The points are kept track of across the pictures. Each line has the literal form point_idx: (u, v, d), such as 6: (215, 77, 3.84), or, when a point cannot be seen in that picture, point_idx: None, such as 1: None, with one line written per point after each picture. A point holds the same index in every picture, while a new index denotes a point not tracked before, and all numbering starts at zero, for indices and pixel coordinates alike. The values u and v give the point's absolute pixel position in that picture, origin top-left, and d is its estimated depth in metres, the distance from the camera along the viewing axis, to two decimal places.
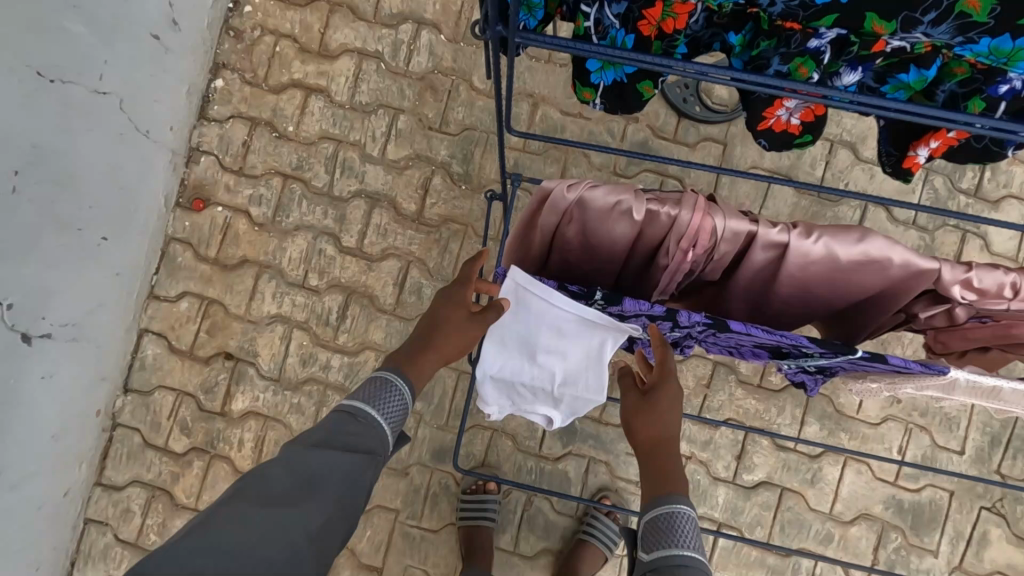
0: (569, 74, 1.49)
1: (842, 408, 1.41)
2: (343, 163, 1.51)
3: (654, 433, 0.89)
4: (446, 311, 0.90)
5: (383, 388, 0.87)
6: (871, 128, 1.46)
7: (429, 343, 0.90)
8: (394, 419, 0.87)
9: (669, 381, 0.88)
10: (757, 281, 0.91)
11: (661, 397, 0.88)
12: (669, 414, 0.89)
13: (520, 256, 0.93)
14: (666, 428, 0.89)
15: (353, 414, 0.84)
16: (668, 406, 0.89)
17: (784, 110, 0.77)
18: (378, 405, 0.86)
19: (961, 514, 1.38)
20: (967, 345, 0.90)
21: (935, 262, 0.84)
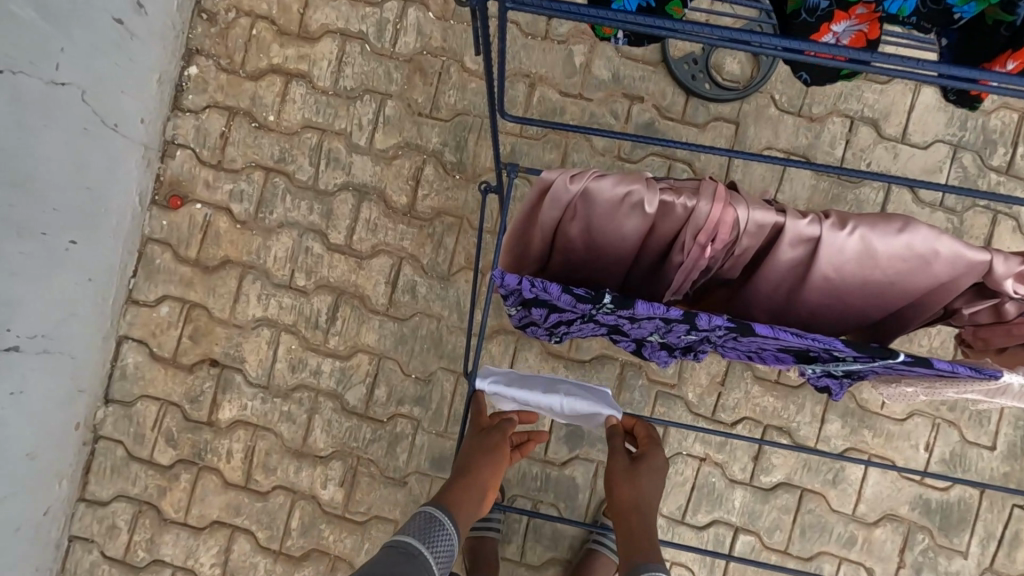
0: (568, 52, 1.39)
1: (864, 404, 1.33)
2: (329, 154, 1.41)
3: (639, 497, 0.92)
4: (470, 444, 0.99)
5: (432, 522, 0.90)
6: (895, 103, 1.36)
7: (466, 478, 0.96)
8: (441, 559, 0.88)
9: (653, 451, 0.96)
10: (784, 282, 0.81)
11: (647, 462, 0.95)
12: (652, 483, 0.94)
13: (519, 257, 0.84)
14: (650, 496, 0.92)
15: (408, 550, 0.85)
16: (651, 477, 0.94)
17: (833, 34, 0.67)
18: (429, 543, 0.88)
19: (992, 513, 1.31)
20: (1010, 342, 0.81)
21: (986, 253, 0.74)
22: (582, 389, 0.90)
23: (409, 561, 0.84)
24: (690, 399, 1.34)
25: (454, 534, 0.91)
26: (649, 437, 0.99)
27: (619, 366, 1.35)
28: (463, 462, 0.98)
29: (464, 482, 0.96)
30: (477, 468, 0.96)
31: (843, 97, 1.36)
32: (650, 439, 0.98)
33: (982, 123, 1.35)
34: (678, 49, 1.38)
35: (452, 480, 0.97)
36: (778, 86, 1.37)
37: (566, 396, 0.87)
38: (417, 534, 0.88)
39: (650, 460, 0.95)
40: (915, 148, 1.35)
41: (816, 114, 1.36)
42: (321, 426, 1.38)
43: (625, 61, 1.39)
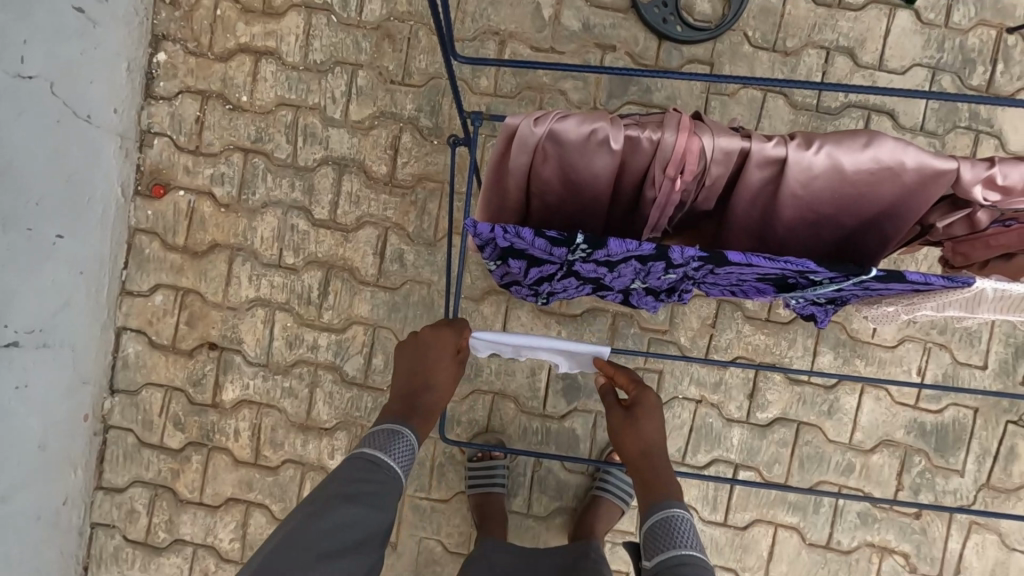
0: (536, 6, 1.37)
1: (856, 334, 1.34)
2: (305, 130, 1.40)
3: (646, 440, 0.95)
4: (432, 351, 0.96)
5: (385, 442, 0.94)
6: (871, 29, 1.33)
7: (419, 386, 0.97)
8: (406, 465, 0.95)
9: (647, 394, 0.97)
10: (757, 207, 0.82)
11: (641, 404, 0.96)
12: (654, 422, 0.96)
13: (496, 206, 0.85)
14: (653, 435, 0.96)
15: (375, 462, 0.92)
16: (648, 417, 0.96)
17: None
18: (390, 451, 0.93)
19: (987, 431, 1.33)
20: (989, 253, 0.85)
21: (953, 161, 0.75)
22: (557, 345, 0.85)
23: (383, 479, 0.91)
24: (682, 342, 1.36)
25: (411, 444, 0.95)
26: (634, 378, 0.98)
27: (611, 317, 1.37)
28: (417, 367, 0.97)
29: (412, 395, 0.97)
30: (434, 382, 0.97)
31: (817, 28, 1.34)
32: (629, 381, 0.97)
33: (960, 43, 1.33)
34: None
35: (401, 388, 0.99)
36: (752, 22, 1.35)
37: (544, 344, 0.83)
38: (381, 444, 0.93)
39: (645, 402, 0.97)
40: (893, 74, 1.34)
41: (791, 48, 1.34)
42: (323, 399, 1.40)
43: (594, 10, 1.36)
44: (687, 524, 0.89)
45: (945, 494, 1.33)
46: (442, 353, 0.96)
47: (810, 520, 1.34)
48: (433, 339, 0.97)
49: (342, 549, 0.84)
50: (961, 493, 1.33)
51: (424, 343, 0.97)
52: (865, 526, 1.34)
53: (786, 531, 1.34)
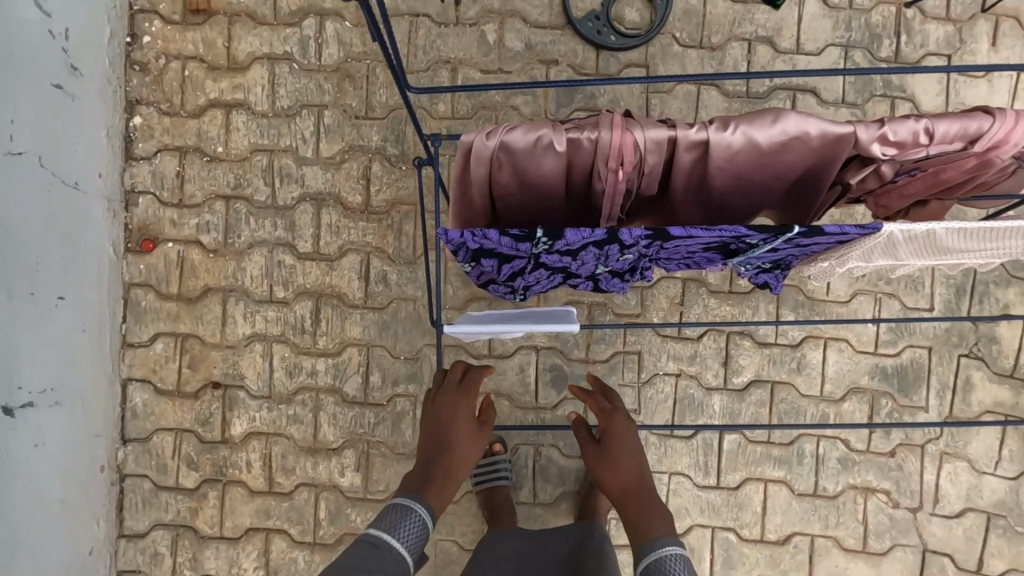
0: (480, 33, 1.49)
1: (812, 294, 1.45)
2: (281, 172, 1.50)
3: (626, 464, 1.13)
4: (450, 415, 1.12)
5: (404, 506, 1.05)
6: (784, 18, 1.47)
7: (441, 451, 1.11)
8: (412, 544, 1.04)
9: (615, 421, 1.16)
10: (693, 185, 0.93)
11: (612, 432, 1.15)
12: (628, 446, 1.14)
13: (465, 215, 0.96)
14: (631, 459, 1.13)
15: (376, 544, 1.01)
16: (623, 443, 1.14)
17: None
18: (398, 531, 1.03)
19: (943, 367, 1.44)
20: (905, 202, 0.98)
21: (850, 125, 0.86)
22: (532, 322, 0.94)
23: (382, 561, 0.99)
24: (655, 322, 1.46)
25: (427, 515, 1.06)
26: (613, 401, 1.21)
27: (587, 308, 1.46)
28: (438, 430, 1.11)
29: (432, 453, 1.11)
30: (453, 443, 1.12)
31: (736, 23, 1.47)
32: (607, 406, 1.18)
33: (865, 21, 1.47)
34: (579, 9, 1.48)
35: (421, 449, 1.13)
36: (677, 25, 1.48)
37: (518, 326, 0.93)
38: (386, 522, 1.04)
39: (615, 430, 1.15)
40: (810, 56, 1.47)
41: (716, 43, 1.48)
42: (327, 421, 1.47)
43: (534, 30, 1.49)
44: (681, 563, 1.01)
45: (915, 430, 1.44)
46: (460, 415, 1.13)
47: (795, 472, 1.44)
48: (451, 402, 1.13)
49: None
50: (928, 427, 1.44)
51: (443, 407, 1.13)
52: (846, 470, 1.44)
53: (775, 485, 1.44)
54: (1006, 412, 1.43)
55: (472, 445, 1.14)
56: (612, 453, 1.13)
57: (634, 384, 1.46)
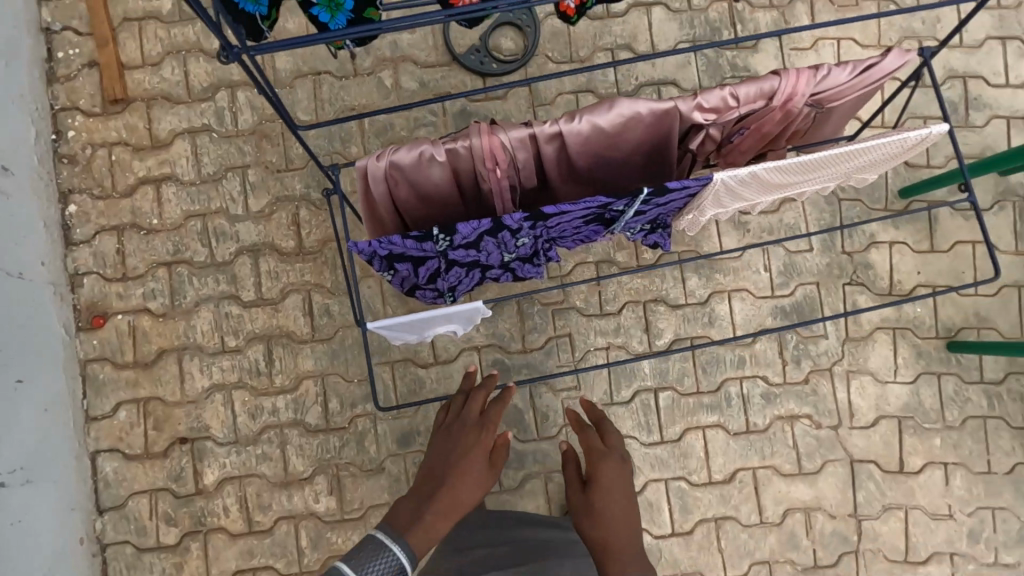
0: (378, 79, 1.67)
1: (709, 255, 1.63)
2: (215, 232, 1.62)
3: (608, 515, 1.23)
4: (465, 443, 1.21)
5: (385, 540, 1.01)
6: (637, 26, 1.70)
7: (445, 477, 1.16)
8: None
9: (603, 468, 1.29)
10: (561, 169, 1.11)
11: (599, 481, 1.28)
12: (613, 497, 1.25)
13: (378, 226, 1.12)
14: (613, 508, 1.24)
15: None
16: (607, 495, 1.25)
17: None
18: (370, 562, 0.98)
19: (832, 296, 1.64)
20: (746, 156, 1.19)
21: (670, 102, 1.06)
22: (447, 321, 1.07)
23: None
24: (579, 304, 1.62)
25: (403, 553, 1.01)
26: (610, 439, 1.35)
27: (516, 303, 1.61)
28: (449, 455, 1.20)
29: (438, 473, 1.17)
30: (455, 475, 1.16)
31: (597, 36, 1.70)
32: (604, 447, 1.33)
33: (705, 19, 1.71)
34: (461, 45, 1.68)
35: (425, 473, 1.19)
36: (548, 46, 1.69)
37: (432, 325, 1.06)
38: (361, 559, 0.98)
39: (600, 478, 1.28)
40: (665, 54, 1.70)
41: (584, 56, 1.69)
42: (295, 453, 1.56)
43: (425, 70, 1.68)
44: None
45: (820, 356, 1.62)
46: (473, 446, 1.20)
47: (727, 414, 1.59)
48: (469, 434, 1.23)
49: None
50: (831, 351, 1.62)
51: (458, 432, 1.24)
52: (770, 403, 1.60)
53: (711, 430, 1.59)
54: (893, 326, 1.63)
55: (473, 483, 1.16)
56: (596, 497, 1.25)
57: (571, 363, 1.60)
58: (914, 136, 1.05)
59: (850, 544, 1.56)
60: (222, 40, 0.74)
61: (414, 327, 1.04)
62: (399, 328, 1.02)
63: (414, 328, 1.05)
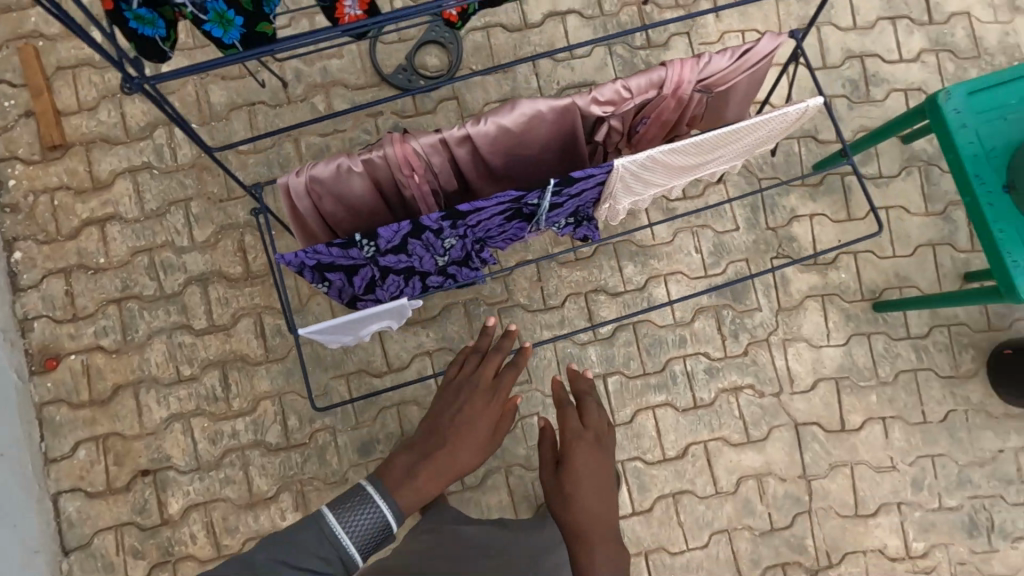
0: (311, 105, 1.74)
1: (642, 242, 1.72)
2: (163, 265, 1.66)
3: (577, 502, 1.21)
4: (469, 404, 1.19)
5: (373, 494, 1.02)
6: (554, 35, 1.80)
7: (445, 437, 1.14)
8: (360, 532, 0.99)
9: (575, 455, 1.25)
10: (476, 168, 1.19)
11: (570, 468, 1.24)
12: (582, 485, 1.22)
13: (309, 236, 1.19)
14: (582, 495, 1.21)
15: (317, 522, 0.97)
16: (577, 483, 1.22)
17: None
18: (354, 512, 1.00)
19: (761, 270, 1.72)
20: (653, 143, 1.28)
21: (569, 99, 1.13)
22: (377, 319, 1.14)
23: (322, 541, 0.96)
24: (523, 301, 1.68)
25: (390, 508, 1.02)
26: (591, 417, 1.32)
27: (462, 306, 1.67)
28: (450, 415, 1.17)
29: (440, 430, 1.16)
30: (455, 437, 1.15)
31: (517, 47, 1.79)
32: (582, 426, 1.29)
33: (617, 22, 1.81)
34: (388, 66, 1.75)
35: (428, 429, 1.18)
36: (472, 60, 1.78)
37: (364, 325, 1.13)
38: (349, 508, 1.00)
39: (570, 467, 1.24)
40: (583, 58, 1.80)
41: (506, 67, 1.78)
42: (258, 473, 1.59)
43: (355, 92, 1.75)
44: None
45: (756, 328, 1.70)
46: (479, 408, 1.18)
47: (673, 392, 1.66)
48: (475, 395, 1.20)
49: None
50: (766, 323, 1.70)
51: (465, 392, 1.21)
52: (713, 377, 1.67)
53: (660, 409, 1.65)
54: (821, 293, 1.72)
55: (474, 446, 1.15)
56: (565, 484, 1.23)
57: None
58: (793, 110, 1.14)
59: (803, 505, 1.63)
60: (124, 75, 0.80)
61: (346, 328, 1.10)
62: (331, 331, 1.08)
63: (346, 330, 1.11)
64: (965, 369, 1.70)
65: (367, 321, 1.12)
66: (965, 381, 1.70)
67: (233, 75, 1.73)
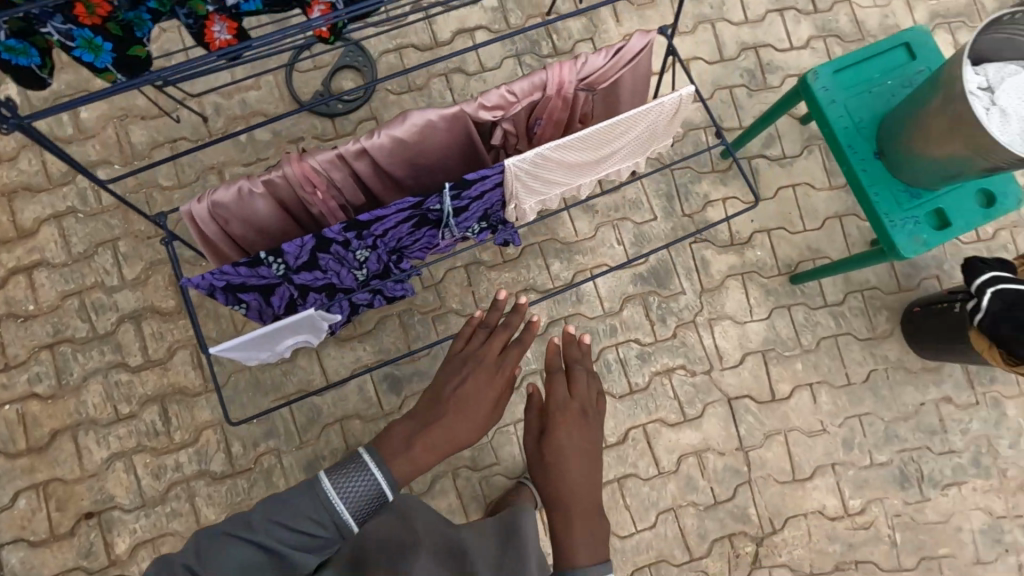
0: (233, 137, 1.78)
1: (566, 240, 1.78)
2: (94, 306, 1.66)
3: (559, 473, 1.02)
4: (469, 376, 1.11)
5: (370, 461, 0.99)
6: (464, 50, 1.88)
7: (442, 407, 1.08)
8: (357, 499, 0.96)
9: (560, 422, 1.06)
10: (379, 178, 1.24)
11: (553, 437, 1.04)
12: (567, 455, 1.03)
13: (223, 257, 1.23)
14: (565, 465, 1.02)
15: (315, 486, 0.95)
16: (559, 453, 1.03)
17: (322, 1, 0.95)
18: (350, 478, 0.97)
19: (682, 255, 1.80)
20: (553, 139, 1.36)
21: (457, 107, 1.18)
22: (291, 336, 1.21)
23: (319, 505, 0.94)
24: (455, 307, 1.73)
25: (386, 477, 0.99)
26: (579, 386, 1.13)
27: (397, 317, 1.71)
28: (447, 387, 1.10)
29: (436, 402, 1.09)
30: (453, 411, 1.07)
31: (430, 65, 1.86)
32: (567, 397, 1.10)
33: (523, 34, 1.90)
34: (306, 93, 1.81)
35: (427, 399, 1.11)
36: (387, 81, 1.84)
37: (279, 342, 1.19)
38: (344, 474, 0.97)
39: (553, 436, 1.05)
40: (494, 70, 1.88)
41: (421, 84, 1.85)
42: (204, 503, 1.59)
43: (276, 120, 1.80)
44: None
45: (682, 311, 1.77)
46: (480, 381, 1.10)
47: (609, 380, 1.72)
48: (475, 368, 1.11)
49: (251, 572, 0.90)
50: (691, 305, 1.78)
51: (465, 364, 1.13)
52: (646, 362, 1.74)
53: None
54: (740, 271, 1.81)
55: (473, 421, 1.08)
56: (548, 454, 1.03)
57: None
58: (668, 101, 1.23)
59: (742, 476, 1.69)
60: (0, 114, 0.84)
61: (261, 346, 1.15)
62: (247, 348, 1.12)
63: (261, 347, 1.16)
64: (881, 330, 1.79)
65: (283, 337, 1.18)
66: (882, 341, 1.79)
67: (153, 114, 1.76)
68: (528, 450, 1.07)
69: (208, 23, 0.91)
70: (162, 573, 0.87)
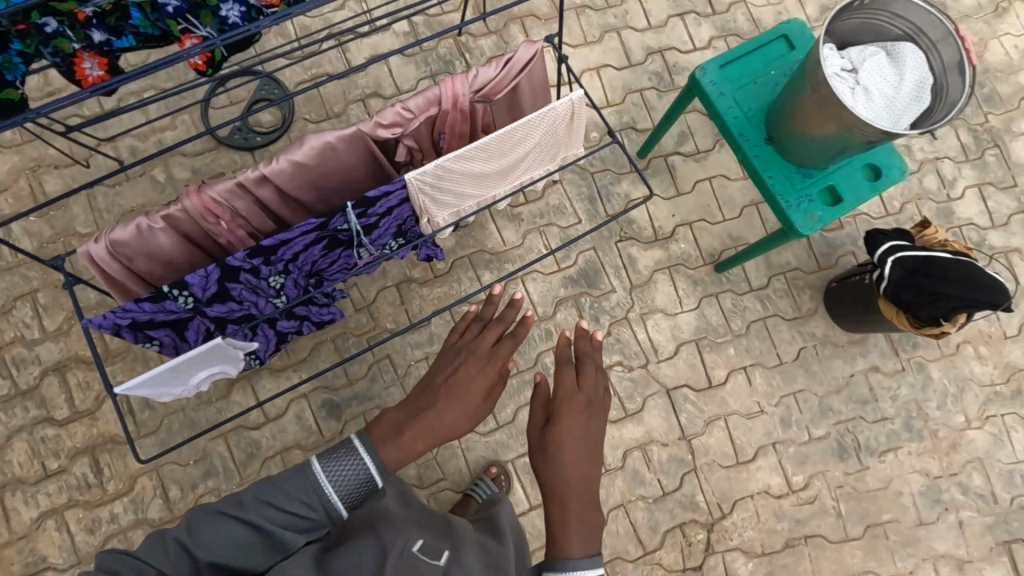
0: (151, 178, 1.77)
1: (494, 250, 1.81)
2: (14, 361, 1.62)
3: (558, 463, 1.03)
4: (461, 365, 1.12)
5: (359, 447, 1.01)
6: (379, 75, 1.92)
7: (434, 394, 1.10)
8: (344, 483, 0.99)
9: (565, 416, 1.06)
10: (285, 203, 1.24)
11: (557, 429, 1.05)
12: (569, 447, 1.04)
13: (132, 295, 1.23)
14: (565, 457, 1.03)
15: (307, 467, 0.98)
16: (561, 445, 1.04)
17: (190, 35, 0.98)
18: (337, 463, 0.99)
19: (609, 254, 1.84)
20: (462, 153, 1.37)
21: (353, 127, 1.19)
22: (198, 365, 1.22)
23: (310, 485, 0.97)
24: (390, 326, 1.73)
25: (372, 463, 1.01)
26: (587, 378, 1.12)
27: (331, 342, 1.71)
28: (441, 376, 1.11)
29: (430, 390, 1.11)
30: (444, 399, 1.09)
31: (346, 92, 1.89)
32: (574, 388, 1.10)
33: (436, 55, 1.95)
34: (223, 129, 1.82)
35: (421, 387, 1.13)
36: (304, 110, 1.86)
37: (186, 373, 1.20)
38: (336, 456, 1.00)
39: (560, 427, 1.05)
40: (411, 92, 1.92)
41: (339, 111, 1.88)
42: None
43: (194, 158, 1.80)
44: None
45: (614, 309, 1.81)
46: (474, 369, 1.11)
47: None
48: (471, 358, 1.13)
49: (239, 551, 0.92)
50: (622, 301, 1.82)
51: (462, 353, 1.14)
52: None
53: None
54: (666, 265, 1.86)
55: (463, 407, 1.09)
56: (549, 443, 1.04)
57: (397, 382, 1.70)
58: (562, 106, 1.27)
59: (687, 464, 1.72)
60: None
61: (167, 379, 1.14)
62: (152, 383, 1.11)
63: (167, 379, 1.15)
64: (806, 309, 1.86)
65: (189, 367, 1.19)
66: (808, 319, 1.85)
67: (66, 162, 1.75)
68: (530, 438, 1.08)
69: (77, 61, 0.95)
70: (152, 548, 0.90)
